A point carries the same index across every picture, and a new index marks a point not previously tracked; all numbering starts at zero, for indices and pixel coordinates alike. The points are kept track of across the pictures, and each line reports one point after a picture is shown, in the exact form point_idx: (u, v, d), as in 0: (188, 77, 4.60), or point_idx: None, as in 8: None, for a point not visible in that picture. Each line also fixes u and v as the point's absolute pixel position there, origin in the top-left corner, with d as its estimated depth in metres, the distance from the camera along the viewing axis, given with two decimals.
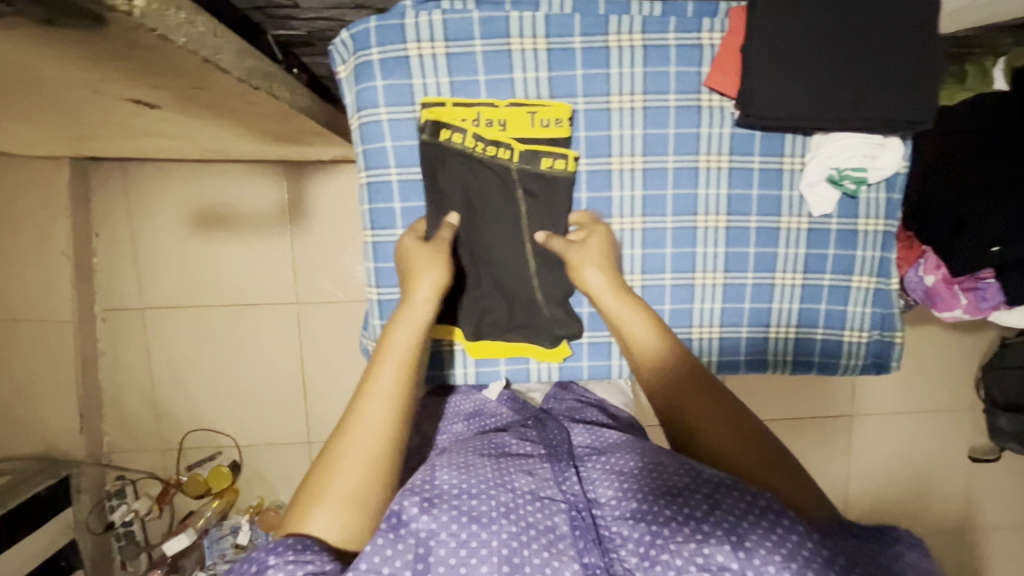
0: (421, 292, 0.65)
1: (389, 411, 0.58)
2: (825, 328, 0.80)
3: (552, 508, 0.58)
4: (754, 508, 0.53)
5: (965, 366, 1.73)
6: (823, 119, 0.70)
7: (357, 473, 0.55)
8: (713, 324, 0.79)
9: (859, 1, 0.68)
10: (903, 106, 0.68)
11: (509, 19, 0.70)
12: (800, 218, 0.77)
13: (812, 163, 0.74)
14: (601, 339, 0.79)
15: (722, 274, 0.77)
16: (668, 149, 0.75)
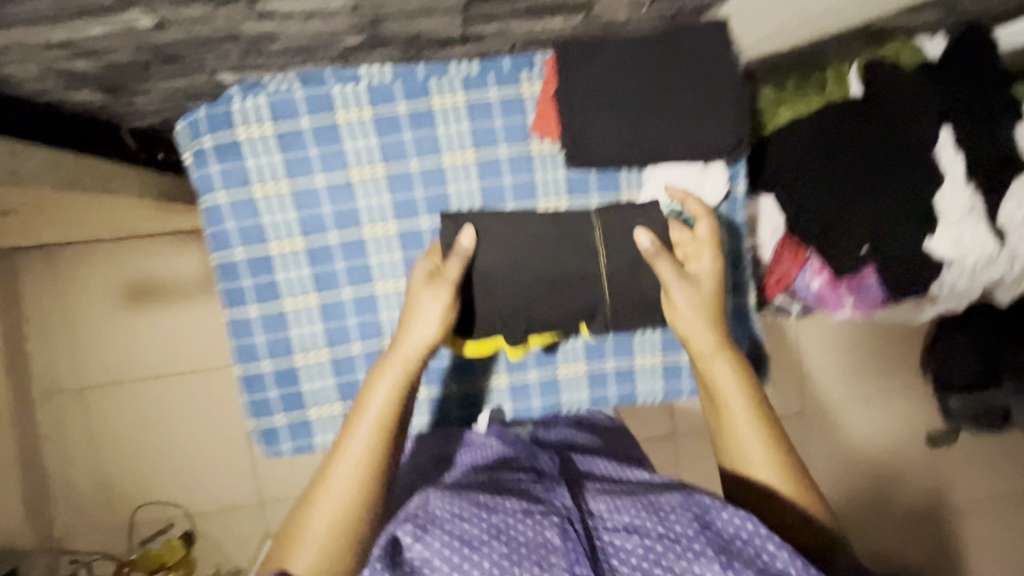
0: (410, 346, 0.65)
1: (368, 464, 0.61)
2: (685, 352, 0.86)
3: (542, 519, 0.54)
4: (743, 535, 0.53)
5: (908, 351, 1.73)
6: (630, 152, 0.73)
7: (341, 509, 0.60)
8: (578, 361, 0.88)
9: (659, 36, 0.70)
10: (704, 132, 0.72)
11: (332, 94, 0.73)
12: None
13: (643, 193, 0.77)
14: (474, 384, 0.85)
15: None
16: (506, 198, 0.77)
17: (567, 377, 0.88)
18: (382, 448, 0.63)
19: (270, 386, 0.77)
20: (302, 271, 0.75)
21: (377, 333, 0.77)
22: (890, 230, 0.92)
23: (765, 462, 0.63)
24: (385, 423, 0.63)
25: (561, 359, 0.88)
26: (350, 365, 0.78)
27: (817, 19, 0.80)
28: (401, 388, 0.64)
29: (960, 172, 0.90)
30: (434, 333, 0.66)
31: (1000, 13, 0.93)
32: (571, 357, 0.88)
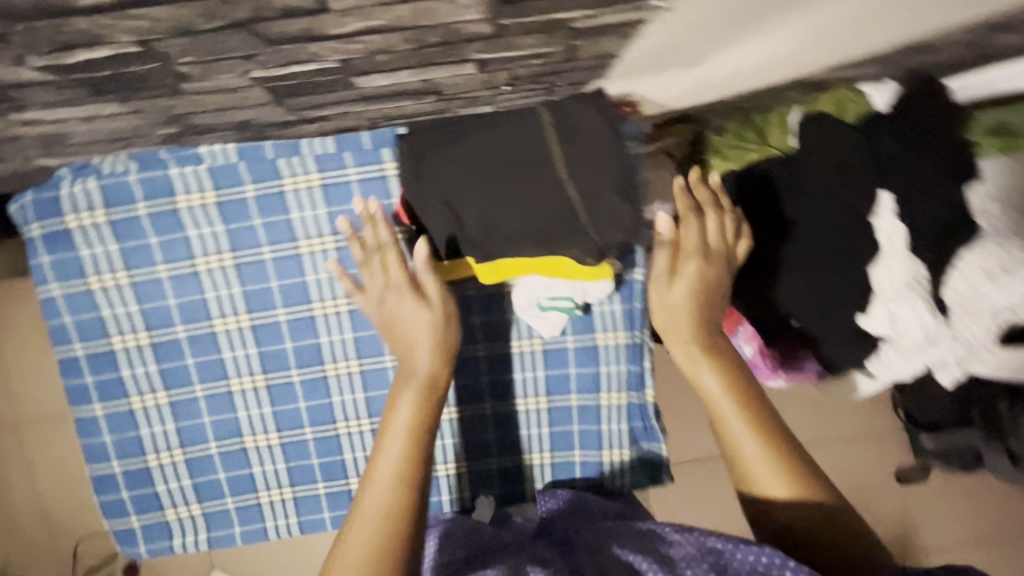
0: (418, 365, 0.58)
1: (398, 480, 0.52)
2: (582, 450, 0.74)
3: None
4: (760, 570, 0.48)
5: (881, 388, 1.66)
6: (503, 238, 0.61)
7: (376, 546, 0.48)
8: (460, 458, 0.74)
9: (521, 118, 0.59)
10: (593, 223, 0.59)
11: (171, 177, 0.65)
12: (531, 341, 0.71)
13: (519, 291, 0.67)
14: (339, 488, 0.73)
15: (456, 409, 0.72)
16: None
17: (444, 475, 0.74)
18: (412, 471, 0.52)
19: (122, 488, 0.71)
20: (148, 367, 0.69)
21: (235, 433, 0.71)
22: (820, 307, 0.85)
23: (763, 461, 0.56)
24: (418, 442, 0.54)
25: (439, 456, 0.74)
26: (207, 465, 0.72)
27: (727, 84, 0.71)
28: (426, 404, 0.56)
29: (901, 242, 0.80)
30: (436, 332, 0.59)
31: (956, 62, 0.82)
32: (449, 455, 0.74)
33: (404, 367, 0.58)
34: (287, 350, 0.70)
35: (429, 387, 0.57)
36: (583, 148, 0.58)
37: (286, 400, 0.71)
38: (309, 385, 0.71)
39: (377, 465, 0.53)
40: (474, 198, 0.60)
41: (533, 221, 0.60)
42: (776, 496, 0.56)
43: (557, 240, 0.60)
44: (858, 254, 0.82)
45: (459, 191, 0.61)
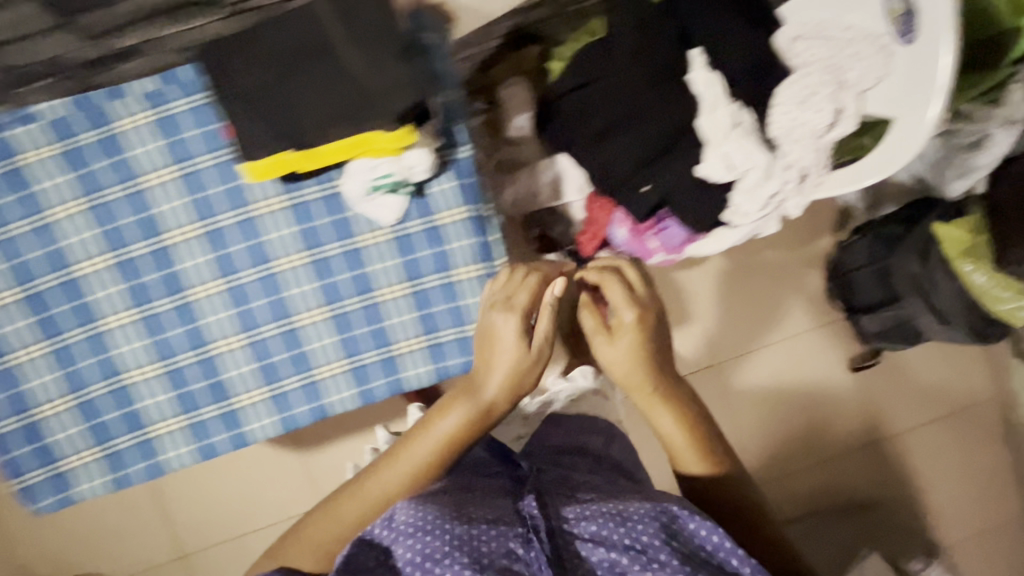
0: (489, 390, 0.74)
1: (423, 466, 0.74)
2: (450, 329, 0.78)
3: (507, 534, 0.63)
4: (707, 546, 0.64)
5: (812, 283, 1.72)
6: (311, 125, 0.66)
7: (392, 495, 0.73)
8: (338, 359, 0.77)
9: (306, 13, 0.66)
10: (384, 93, 0.64)
11: (12, 138, 0.71)
12: (377, 233, 0.75)
13: (347, 181, 0.72)
14: (227, 408, 0.77)
15: (322, 309, 0.76)
16: (219, 208, 0.73)
17: (326, 378, 0.77)
18: (433, 463, 0.74)
19: (28, 441, 0.76)
20: (27, 321, 0.74)
21: (119, 370, 0.75)
22: (659, 166, 0.90)
23: (696, 460, 0.82)
24: (450, 448, 0.74)
25: (316, 360, 0.77)
26: (98, 407, 0.76)
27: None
28: (473, 423, 0.75)
29: (719, 91, 0.86)
30: (512, 367, 0.74)
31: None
32: (328, 356, 0.77)
33: (478, 383, 0.75)
34: (153, 282, 0.74)
35: (482, 410, 0.74)
36: (365, 30, 0.65)
37: (159, 330, 0.75)
38: (179, 312, 0.75)
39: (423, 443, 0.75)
40: (278, 93, 0.66)
41: (333, 103, 0.65)
42: (704, 474, 0.82)
43: (357, 116, 0.65)
44: (678, 107, 0.88)
45: (263, 90, 0.66)
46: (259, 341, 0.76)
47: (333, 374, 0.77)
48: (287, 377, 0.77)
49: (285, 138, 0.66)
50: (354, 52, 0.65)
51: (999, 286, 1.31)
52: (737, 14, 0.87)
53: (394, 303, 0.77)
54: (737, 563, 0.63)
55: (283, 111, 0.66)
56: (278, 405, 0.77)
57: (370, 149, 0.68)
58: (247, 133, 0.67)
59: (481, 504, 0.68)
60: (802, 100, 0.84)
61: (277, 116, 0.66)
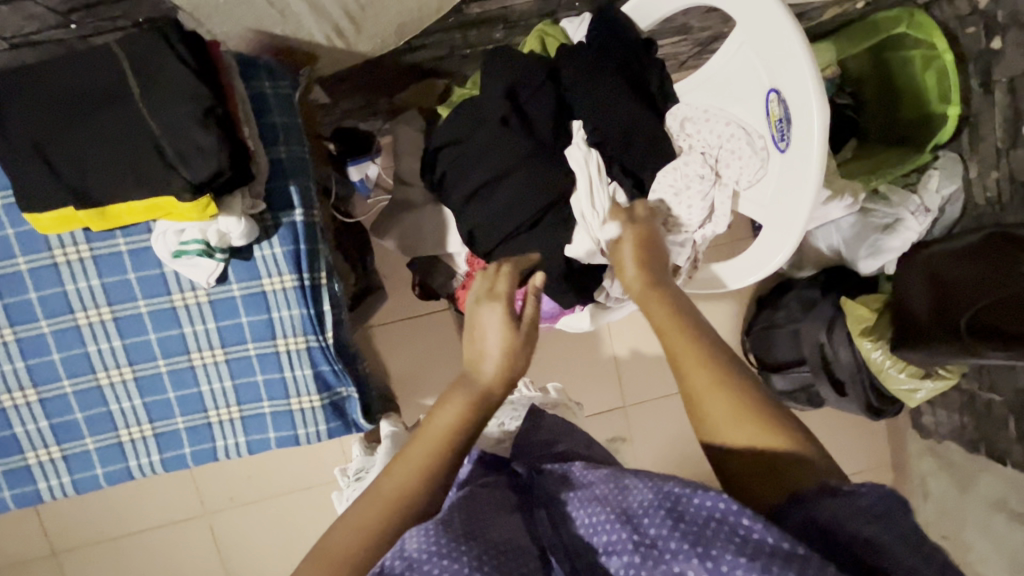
0: (489, 372, 0.58)
1: (422, 473, 0.51)
2: (270, 401, 0.73)
3: (528, 557, 0.50)
4: (718, 515, 0.45)
5: (731, 333, 1.71)
6: (98, 182, 0.59)
7: (387, 511, 0.49)
8: (143, 422, 0.72)
9: (102, 56, 0.58)
10: (178, 159, 0.58)
11: None
12: (193, 293, 0.70)
13: (155, 239, 0.66)
14: (16, 465, 0.71)
15: (126, 369, 0.70)
16: (13, 252, 0.66)
17: (129, 441, 0.72)
18: (427, 472, 0.51)
19: None
20: None
21: None
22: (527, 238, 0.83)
23: (724, 418, 0.50)
24: (446, 448, 0.53)
25: (118, 422, 0.72)
26: None
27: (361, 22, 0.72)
28: (467, 416, 0.55)
29: (593, 168, 0.81)
30: (508, 352, 0.59)
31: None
32: (131, 419, 0.72)
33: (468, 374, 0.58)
34: None
35: (477, 400, 0.56)
36: (162, 86, 0.57)
37: None
38: None
39: (404, 452, 0.53)
40: (58, 141, 0.58)
41: (122, 161, 0.58)
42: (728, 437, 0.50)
43: (151, 180, 0.59)
44: (549, 180, 0.82)
45: (41, 135, 0.58)
46: (54, 397, 0.70)
47: (135, 439, 0.72)
48: (85, 437, 0.72)
49: (69, 193, 0.59)
50: (149, 107, 0.57)
51: (897, 368, 1.35)
52: (623, 84, 0.81)
53: (206, 371, 0.72)
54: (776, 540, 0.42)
55: (65, 162, 0.58)
56: (72, 465, 0.72)
57: (170, 214, 0.62)
58: (23, 181, 0.59)
59: (479, 512, 0.52)
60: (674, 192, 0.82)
61: (58, 167, 0.58)
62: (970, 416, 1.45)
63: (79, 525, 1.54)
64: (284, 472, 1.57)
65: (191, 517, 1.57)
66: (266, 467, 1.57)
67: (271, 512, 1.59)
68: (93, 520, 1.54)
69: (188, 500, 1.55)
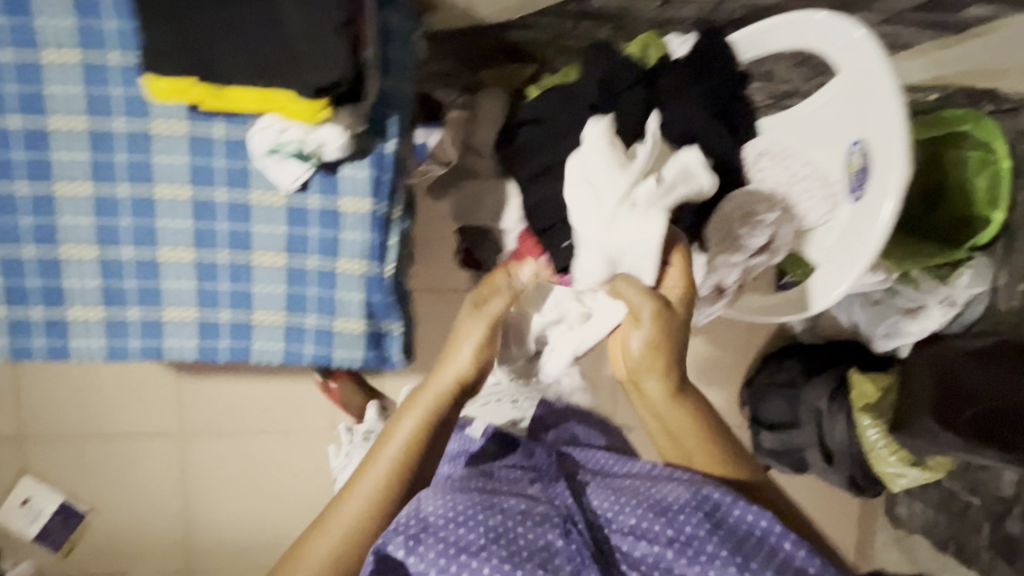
0: (448, 375, 0.76)
1: (376, 493, 0.69)
2: (315, 316, 0.75)
3: (544, 527, 0.68)
4: (757, 533, 0.66)
5: (731, 383, 1.75)
6: (230, 65, 0.61)
7: (346, 538, 0.67)
8: (189, 306, 0.73)
9: None
10: (310, 60, 0.59)
11: None
12: (273, 195, 0.71)
13: (254, 133, 0.68)
14: (56, 317, 0.72)
15: (189, 250, 0.71)
16: (115, 111, 0.68)
17: (171, 321, 0.73)
18: (382, 494, 0.69)
19: None
20: None
21: None
22: None
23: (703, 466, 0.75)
24: (400, 466, 0.70)
25: (166, 299, 0.73)
26: None
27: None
28: (421, 429, 0.73)
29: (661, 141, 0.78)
30: (469, 366, 0.77)
31: (736, 18, 0.90)
32: (178, 299, 0.73)
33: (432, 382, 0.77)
34: (18, 160, 0.68)
35: (431, 413, 0.74)
36: None
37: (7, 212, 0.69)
38: (36, 200, 0.69)
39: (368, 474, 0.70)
40: (201, 15, 0.60)
41: (258, 50, 0.60)
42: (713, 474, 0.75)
43: (280, 74, 0.61)
44: None
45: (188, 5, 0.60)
46: (111, 260, 0.71)
47: (178, 318, 0.73)
48: (129, 306, 0.72)
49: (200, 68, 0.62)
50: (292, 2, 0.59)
51: (888, 451, 1.37)
52: (709, 107, 0.86)
53: (263, 271, 0.73)
54: (801, 556, 0.65)
55: (204, 36, 0.60)
56: (109, 330, 0.73)
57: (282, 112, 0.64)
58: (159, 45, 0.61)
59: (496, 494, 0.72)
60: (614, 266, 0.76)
61: (197, 40, 0.61)
62: (944, 515, 1.49)
63: (53, 416, 1.52)
64: (272, 412, 1.57)
65: (166, 435, 1.56)
66: (253, 402, 1.56)
67: (248, 449, 1.58)
68: (69, 415, 1.52)
69: (168, 416, 1.55)
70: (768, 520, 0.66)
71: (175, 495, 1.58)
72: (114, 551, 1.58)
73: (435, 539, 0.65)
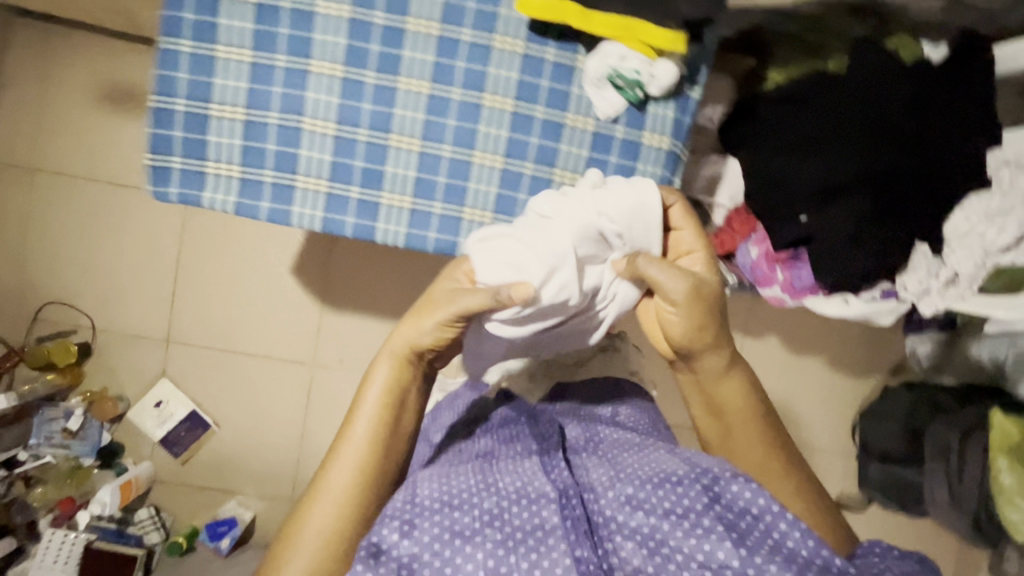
0: (400, 343, 0.84)
1: (364, 452, 0.83)
2: None
3: (544, 507, 0.80)
4: (757, 509, 0.75)
5: (844, 409, 1.75)
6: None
7: (340, 495, 0.81)
8: (486, 209, 0.86)
9: None
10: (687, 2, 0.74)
11: None
12: (587, 119, 0.84)
13: (594, 61, 0.81)
14: (369, 199, 0.84)
15: (501, 157, 0.84)
16: (465, 22, 0.80)
17: (467, 221, 0.86)
18: (364, 457, 0.82)
19: (179, 127, 0.80)
20: (245, 23, 0.78)
21: (298, 112, 0.80)
22: (822, 204, 0.94)
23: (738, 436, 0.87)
24: (377, 421, 0.84)
25: (468, 201, 0.85)
26: (260, 133, 0.81)
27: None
28: (389, 389, 0.85)
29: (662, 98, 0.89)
30: (430, 336, 0.83)
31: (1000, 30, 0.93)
32: (480, 203, 0.85)
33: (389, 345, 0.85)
34: (373, 49, 0.80)
35: (394, 378, 0.85)
36: None
37: (351, 96, 0.80)
38: (377, 88, 0.80)
39: (348, 440, 0.83)
40: None
41: None
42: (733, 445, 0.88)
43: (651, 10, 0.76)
44: (874, 161, 0.91)
45: None
46: (430, 155, 0.83)
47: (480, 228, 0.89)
48: (434, 203, 0.85)
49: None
50: None
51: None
52: (967, 110, 0.91)
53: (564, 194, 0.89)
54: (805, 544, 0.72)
55: None
56: (414, 220, 0.85)
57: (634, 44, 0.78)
58: None
59: (488, 477, 0.85)
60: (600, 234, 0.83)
61: None
62: None
63: (202, 324, 1.61)
64: None
65: (299, 362, 1.62)
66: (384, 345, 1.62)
67: None
68: (216, 326, 1.61)
69: (306, 344, 1.61)
70: (765, 498, 0.75)
71: (296, 423, 1.63)
72: (230, 466, 1.64)
73: (427, 522, 0.77)
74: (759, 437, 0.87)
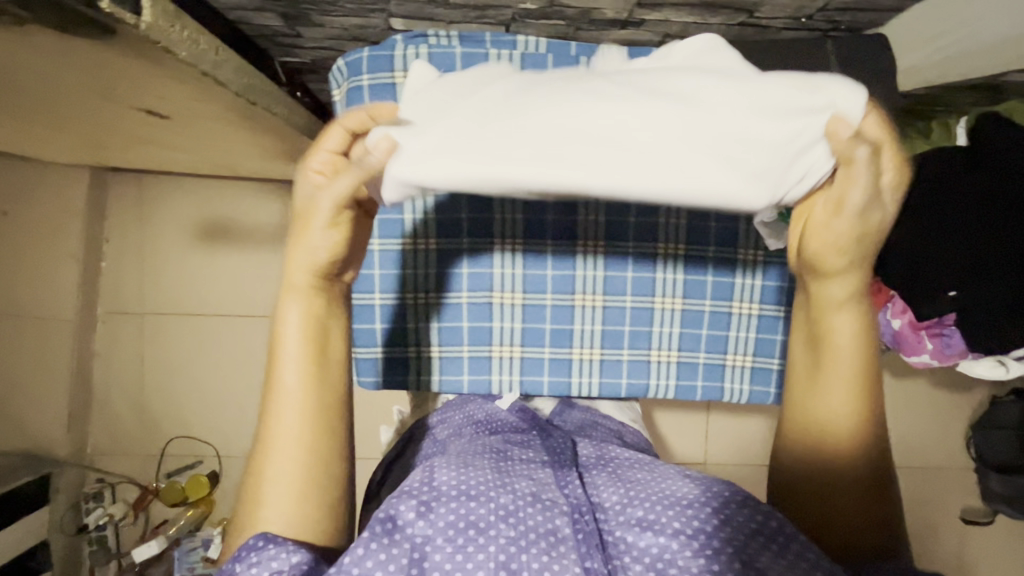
0: (301, 269, 0.68)
1: (307, 415, 0.69)
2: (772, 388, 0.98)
3: (552, 513, 0.68)
4: (765, 525, 0.64)
5: (955, 423, 1.74)
6: None
7: (296, 464, 0.67)
8: (669, 378, 0.98)
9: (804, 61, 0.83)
10: None
11: (488, 56, 0.88)
12: (756, 253, 0.94)
13: None
14: (562, 379, 0.97)
15: (675, 351, 0.97)
16: None
17: (654, 385, 0.98)
18: (309, 415, 0.69)
19: (377, 319, 0.94)
20: (427, 214, 0.92)
21: (487, 287, 0.94)
22: (971, 277, 0.95)
23: (837, 399, 0.72)
24: (304, 356, 0.69)
25: (652, 374, 0.97)
26: (455, 311, 0.95)
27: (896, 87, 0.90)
28: (311, 316, 0.70)
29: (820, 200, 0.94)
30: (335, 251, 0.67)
31: None
32: (663, 374, 0.97)
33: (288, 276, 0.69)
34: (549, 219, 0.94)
35: (316, 304, 0.70)
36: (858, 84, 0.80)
37: (536, 265, 0.94)
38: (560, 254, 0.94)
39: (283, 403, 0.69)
40: None
41: None
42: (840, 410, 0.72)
43: None
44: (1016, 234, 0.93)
45: None
46: (614, 307, 0.96)
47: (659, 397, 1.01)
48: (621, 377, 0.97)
49: None
50: None
51: None
52: None
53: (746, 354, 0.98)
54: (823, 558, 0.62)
55: None
56: (604, 368, 0.97)
57: None
58: None
59: (506, 474, 0.73)
60: (740, 144, 0.58)
61: None
62: None
63: None
64: None
65: None
66: None
67: None
68: None
69: None
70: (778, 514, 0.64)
71: None
72: None
73: (417, 522, 0.65)
74: (855, 401, 0.72)
